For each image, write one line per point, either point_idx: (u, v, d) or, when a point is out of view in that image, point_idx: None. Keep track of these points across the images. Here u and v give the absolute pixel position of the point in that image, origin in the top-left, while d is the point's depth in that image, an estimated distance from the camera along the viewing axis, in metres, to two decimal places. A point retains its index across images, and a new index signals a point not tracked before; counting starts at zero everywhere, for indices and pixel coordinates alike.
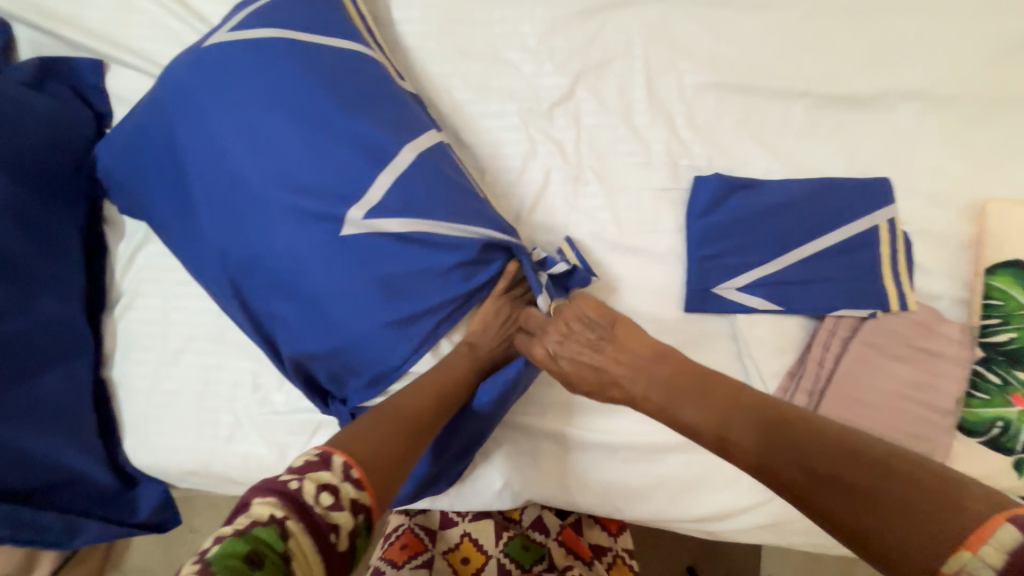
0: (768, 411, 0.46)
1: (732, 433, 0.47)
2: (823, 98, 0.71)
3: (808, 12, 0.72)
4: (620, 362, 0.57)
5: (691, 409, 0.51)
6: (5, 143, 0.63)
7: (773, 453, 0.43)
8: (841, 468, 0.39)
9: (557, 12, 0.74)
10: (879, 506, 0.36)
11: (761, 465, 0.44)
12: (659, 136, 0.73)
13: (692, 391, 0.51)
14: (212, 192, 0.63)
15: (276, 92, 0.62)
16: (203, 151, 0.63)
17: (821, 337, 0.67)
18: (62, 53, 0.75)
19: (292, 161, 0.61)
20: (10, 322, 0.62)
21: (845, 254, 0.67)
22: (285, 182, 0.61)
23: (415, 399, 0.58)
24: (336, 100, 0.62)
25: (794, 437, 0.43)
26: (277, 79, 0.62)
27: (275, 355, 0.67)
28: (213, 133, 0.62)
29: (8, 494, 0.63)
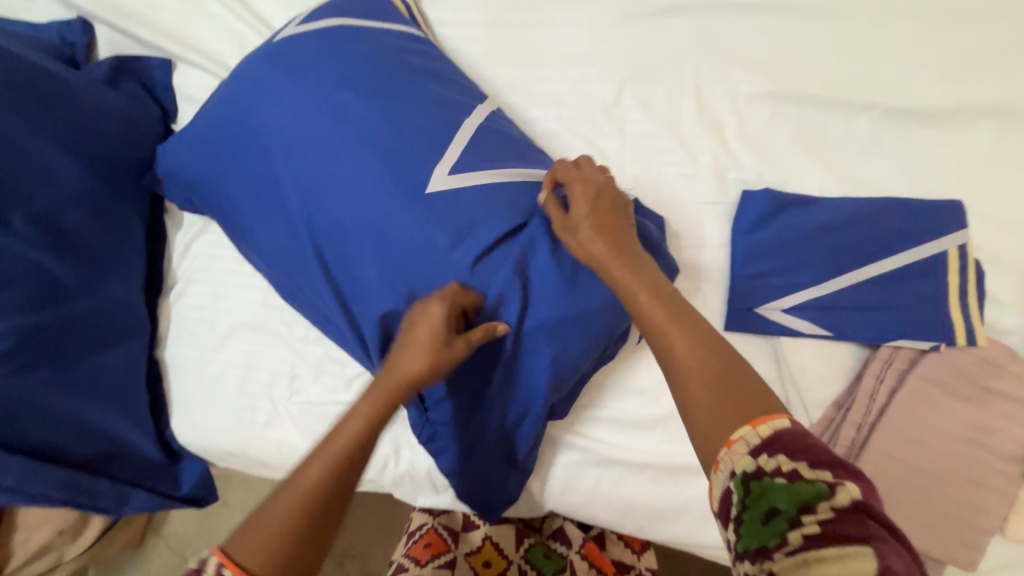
0: (714, 343, 0.43)
1: (674, 342, 0.44)
2: (890, 111, 0.67)
3: (877, 20, 0.68)
4: (609, 244, 0.52)
5: (655, 314, 0.46)
6: (82, 136, 0.68)
7: (702, 375, 0.41)
8: (731, 397, 0.40)
9: (607, 18, 0.72)
10: (735, 423, 0.39)
11: (684, 376, 0.42)
12: (707, 147, 0.70)
13: (669, 303, 0.46)
14: (285, 168, 0.63)
15: (348, 68, 0.64)
16: (280, 123, 0.63)
17: (874, 367, 0.62)
18: (136, 52, 0.80)
19: (370, 122, 0.61)
20: (79, 302, 0.67)
21: (905, 281, 0.62)
22: (364, 142, 0.61)
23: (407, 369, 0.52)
24: (405, 77, 0.64)
25: (725, 377, 0.41)
26: (342, 61, 0.64)
27: (351, 333, 0.62)
28: (289, 106, 0.63)
29: (66, 460, 0.68)
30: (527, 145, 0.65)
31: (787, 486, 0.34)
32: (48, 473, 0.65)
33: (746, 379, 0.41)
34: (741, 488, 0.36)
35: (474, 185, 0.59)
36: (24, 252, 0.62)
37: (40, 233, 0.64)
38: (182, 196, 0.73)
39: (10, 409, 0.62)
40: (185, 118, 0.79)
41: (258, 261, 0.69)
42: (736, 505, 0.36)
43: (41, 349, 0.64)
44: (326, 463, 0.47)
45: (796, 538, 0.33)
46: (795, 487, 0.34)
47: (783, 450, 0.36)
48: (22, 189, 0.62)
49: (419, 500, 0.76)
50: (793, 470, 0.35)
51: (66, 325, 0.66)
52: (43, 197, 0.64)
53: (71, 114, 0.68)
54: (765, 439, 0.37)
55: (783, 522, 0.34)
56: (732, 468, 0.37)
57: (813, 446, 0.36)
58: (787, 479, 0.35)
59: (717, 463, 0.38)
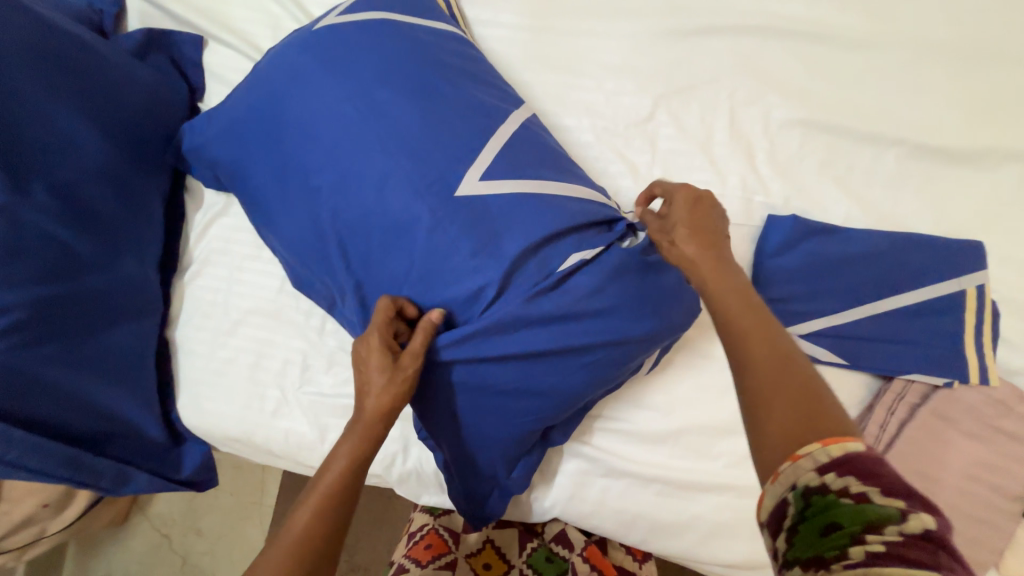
0: (798, 364, 0.42)
1: (758, 351, 0.42)
2: (918, 148, 0.68)
3: (911, 57, 0.69)
4: (714, 247, 0.50)
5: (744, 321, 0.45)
6: (109, 108, 0.67)
7: (785, 392, 0.40)
8: (800, 413, 0.39)
9: (646, 32, 0.72)
10: (805, 440, 0.37)
11: (760, 387, 0.41)
12: (736, 169, 0.71)
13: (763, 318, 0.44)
14: (314, 159, 0.62)
15: (388, 64, 0.63)
16: (313, 112, 0.62)
17: (886, 399, 0.64)
18: (166, 25, 0.79)
19: (406, 120, 0.61)
20: (93, 277, 0.66)
21: (922, 316, 0.64)
22: (398, 140, 0.60)
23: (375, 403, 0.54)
24: (445, 78, 0.64)
25: (810, 401, 0.39)
26: (380, 55, 0.63)
27: (364, 329, 0.62)
28: (325, 95, 0.62)
29: (69, 437, 0.66)
30: (561, 155, 0.65)
31: (853, 506, 0.34)
32: (51, 450, 0.63)
33: (826, 406, 0.39)
34: (799, 501, 0.36)
35: (505, 191, 0.59)
36: (41, 223, 0.60)
37: (59, 204, 0.62)
38: (205, 174, 0.73)
39: (16, 383, 0.60)
40: (212, 97, 0.78)
41: (281, 250, 0.68)
42: (792, 516, 0.36)
43: (50, 324, 0.62)
44: (313, 507, 0.50)
45: (858, 554, 0.32)
46: (861, 508, 0.33)
47: (856, 473, 0.35)
48: (44, 157, 0.60)
49: (423, 499, 0.76)
50: (860, 493, 0.34)
51: (78, 301, 0.64)
52: (66, 168, 0.62)
53: (99, 84, 0.66)
54: (833, 459, 0.35)
55: (845, 537, 0.33)
56: (791, 482, 0.37)
57: (887, 471, 0.35)
58: (850, 500, 0.34)
59: (776, 474, 0.38)
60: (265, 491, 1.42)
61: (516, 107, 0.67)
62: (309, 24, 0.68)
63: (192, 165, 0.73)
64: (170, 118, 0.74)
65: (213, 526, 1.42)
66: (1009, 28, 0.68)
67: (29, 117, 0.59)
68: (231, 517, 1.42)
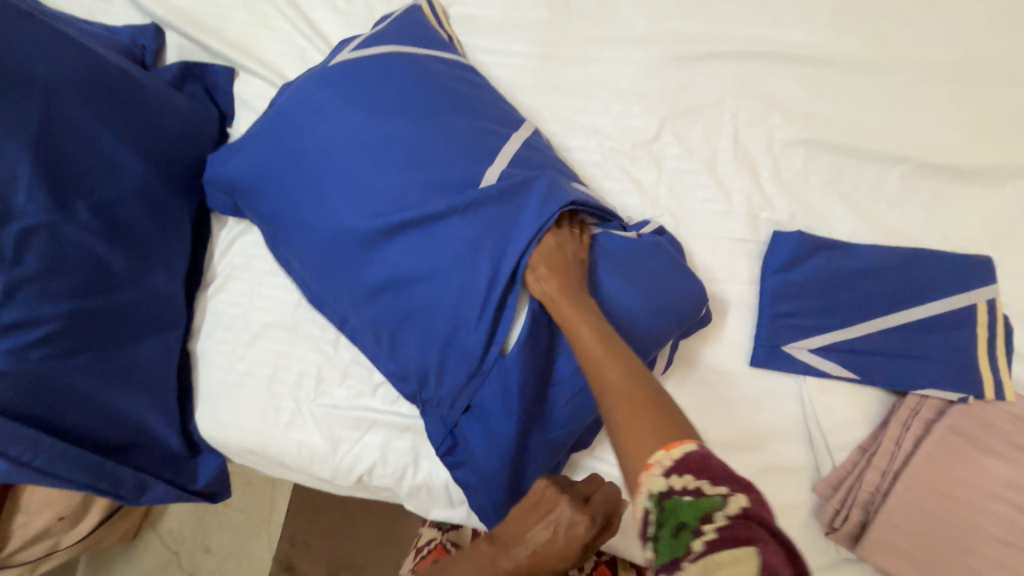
0: (642, 381, 0.49)
1: (607, 373, 0.50)
2: (923, 165, 0.69)
3: (911, 79, 0.71)
4: (569, 289, 0.57)
5: (595, 354, 0.52)
6: (145, 133, 0.71)
7: (632, 414, 0.46)
8: (650, 420, 0.45)
9: (651, 58, 0.76)
10: (654, 450, 0.43)
11: (620, 411, 0.47)
12: (742, 187, 0.72)
13: (609, 349, 0.52)
14: (333, 180, 0.65)
15: (398, 92, 0.67)
16: (326, 140, 0.66)
17: (901, 414, 0.63)
18: (201, 58, 0.85)
19: (414, 141, 0.64)
20: (125, 292, 0.69)
21: (934, 330, 0.63)
22: (408, 160, 0.64)
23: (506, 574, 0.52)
24: (454, 101, 0.67)
25: (650, 412, 0.46)
26: (386, 84, 0.67)
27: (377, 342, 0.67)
28: (335, 124, 0.66)
29: (92, 445, 0.68)
30: (567, 171, 0.68)
31: (693, 501, 0.39)
32: (76, 457, 0.65)
33: (670, 416, 0.45)
34: (659, 510, 0.40)
35: (512, 208, 0.61)
36: (83, 240, 0.64)
37: (99, 223, 0.66)
38: (224, 201, 0.77)
39: (49, 390, 0.63)
40: (242, 123, 0.83)
41: (299, 269, 0.71)
42: (654, 526, 0.40)
43: (82, 335, 0.65)
44: None
45: (698, 548, 0.38)
46: (708, 511, 0.39)
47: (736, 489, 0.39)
48: (87, 180, 0.65)
49: (432, 514, 0.76)
50: (728, 515, 0.39)
51: (109, 313, 0.67)
52: (107, 189, 0.67)
53: (140, 112, 0.71)
54: (674, 463, 0.41)
55: (689, 535, 0.39)
56: (648, 493, 0.41)
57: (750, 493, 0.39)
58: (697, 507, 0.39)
59: (639, 490, 0.42)
60: (274, 508, 1.42)
61: (527, 129, 0.70)
62: (327, 61, 0.73)
63: (215, 188, 0.77)
64: (202, 143, 0.79)
65: (221, 543, 1.42)
66: (1006, 51, 0.70)
67: (73, 142, 0.64)
68: (239, 534, 1.42)
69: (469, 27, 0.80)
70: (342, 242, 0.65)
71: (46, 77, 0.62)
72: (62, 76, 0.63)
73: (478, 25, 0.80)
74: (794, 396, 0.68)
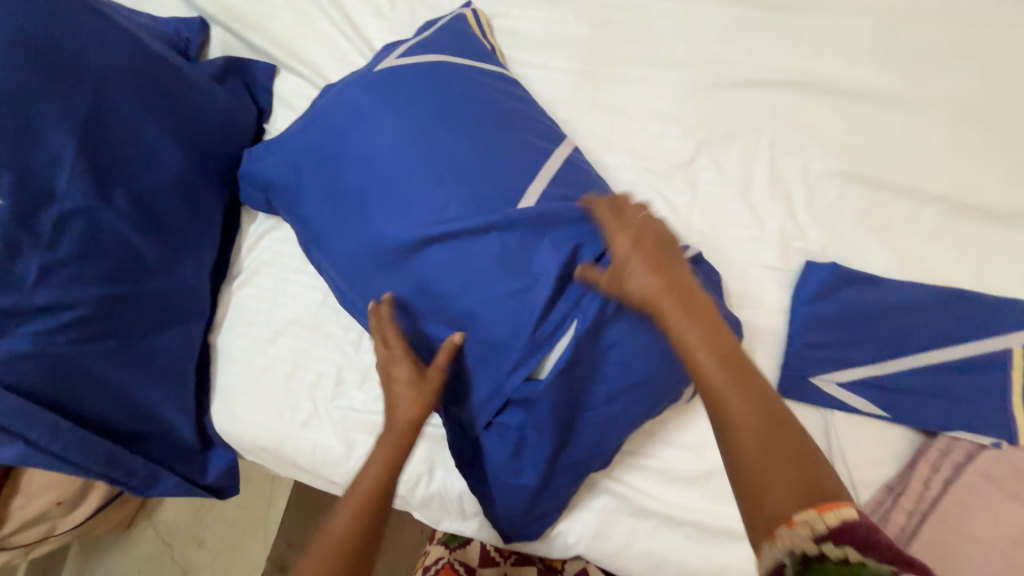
0: (780, 419, 0.46)
1: (732, 401, 0.46)
2: (960, 205, 0.69)
3: (950, 119, 0.71)
4: (675, 296, 0.52)
5: (716, 378, 0.48)
6: (187, 123, 0.71)
7: (766, 454, 0.44)
8: (790, 467, 0.43)
9: (691, 82, 0.76)
10: (796, 505, 0.41)
11: (750, 452, 0.44)
12: (775, 215, 0.72)
13: (739, 372, 0.48)
14: (373, 188, 0.65)
15: (445, 103, 0.67)
16: (369, 145, 0.67)
17: (928, 456, 0.62)
18: (244, 54, 0.86)
19: (459, 153, 0.64)
20: (155, 281, 0.69)
21: (968, 371, 0.63)
22: (450, 170, 0.64)
23: (407, 414, 0.60)
24: (499, 116, 0.68)
25: (789, 458, 0.44)
26: (434, 94, 0.68)
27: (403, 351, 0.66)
28: (380, 130, 0.67)
29: (109, 433, 0.67)
30: (604, 188, 0.68)
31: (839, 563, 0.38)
32: (94, 445, 0.64)
33: (811, 466, 0.44)
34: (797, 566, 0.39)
35: (551, 225, 0.61)
36: (119, 227, 0.64)
37: (135, 211, 0.66)
38: (259, 197, 0.77)
39: (73, 375, 0.62)
40: (280, 120, 0.83)
41: (331, 272, 0.71)
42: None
43: (110, 321, 0.65)
44: (352, 512, 0.56)
45: None
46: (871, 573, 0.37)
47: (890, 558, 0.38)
48: (128, 168, 0.65)
49: (443, 525, 0.75)
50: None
51: (138, 301, 0.67)
52: (146, 178, 0.67)
53: (185, 104, 0.71)
54: (829, 528, 0.40)
55: None
56: (789, 547, 0.40)
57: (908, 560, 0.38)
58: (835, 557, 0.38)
59: (773, 539, 0.41)
60: (271, 506, 1.40)
61: (566, 144, 0.70)
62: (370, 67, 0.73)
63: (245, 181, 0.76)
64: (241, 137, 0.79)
65: (216, 538, 1.40)
66: None
67: (117, 128, 0.64)
68: (235, 530, 1.40)
69: (511, 40, 0.81)
70: (380, 251, 0.65)
71: (97, 63, 0.62)
72: (112, 62, 0.63)
73: (520, 39, 0.81)
74: (820, 429, 0.67)
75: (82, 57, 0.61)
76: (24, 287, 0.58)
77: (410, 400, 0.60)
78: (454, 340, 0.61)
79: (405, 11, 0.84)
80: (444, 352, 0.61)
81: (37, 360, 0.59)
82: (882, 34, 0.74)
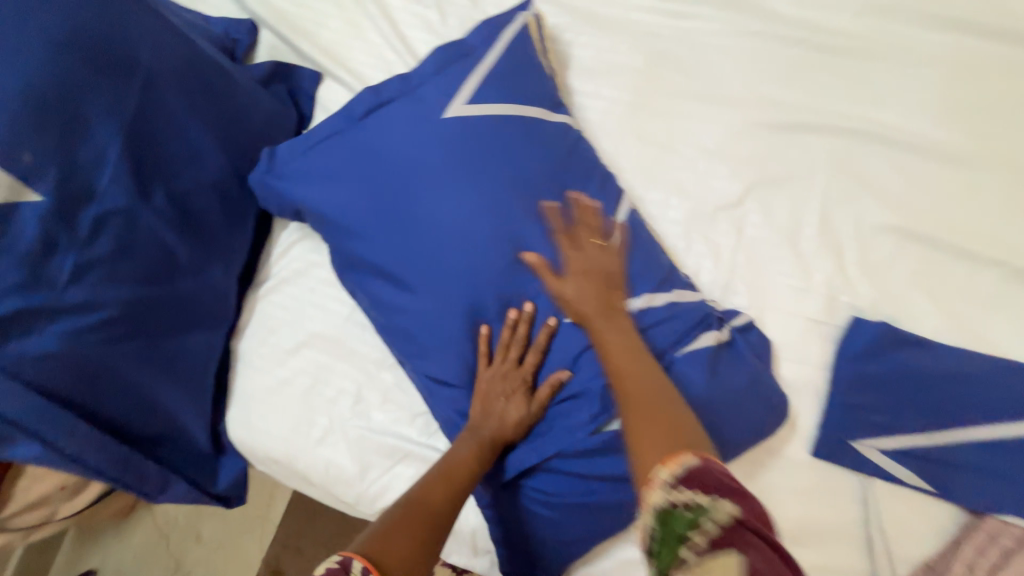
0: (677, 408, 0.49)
1: (627, 373, 0.52)
2: (1021, 273, 0.66)
3: (1017, 181, 0.68)
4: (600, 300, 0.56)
5: (624, 364, 0.53)
6: (229, 127, 0.70)
7: (646, 424, 0.47)
8: (660, 426, 0.47)
9: (744, 121, 0.74)
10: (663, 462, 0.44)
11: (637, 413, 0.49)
12: (824, 266, 0.70)
13: (634, 358, 0.53)
14: (426, 229, 0.63)
15: (503, 155, 0.63)
16: (425, 195, 0.63)
17: (976, 537, 0.59)
18: (290, 59, 0.85)
19: (515, 214, 0.62)
20: (185, 283, 0.67)
21: (1022, 452, 0.59)
22: (504, 234, 0.62)
23: (504, 420, 0.60)
24: (557, 171, 0.64)
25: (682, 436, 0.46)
26: (493, 145, 0.64)
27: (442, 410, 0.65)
28: (438, 181, 0.63)
29: (126, 435, 0.66)
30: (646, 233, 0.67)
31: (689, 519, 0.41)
32: (110, 448, 0.63)
33: (689, 434, 0.47)
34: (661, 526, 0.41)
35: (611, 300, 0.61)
36: (156, 228, 0.63)
37: (173, 212, 0.65)
38: (284, 207, 0.71)
39: (96, 376, 0.61)
40: None
41: (369, 307, 0.68)
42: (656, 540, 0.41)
43: (137, 322, 0.63)
44: (440, 491, 0.55)
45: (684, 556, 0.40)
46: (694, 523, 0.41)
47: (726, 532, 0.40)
48: (170, 168, 0.64)
49: (451, 557, 0.73)
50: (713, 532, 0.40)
51: (166, 303, 0.66)
52: (187, 179, 0.66)
53: (230, 107, 0.70)
54: (676, 479, 0.43)
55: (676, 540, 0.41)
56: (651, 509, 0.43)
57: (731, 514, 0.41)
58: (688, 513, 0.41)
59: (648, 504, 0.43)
60: (271, 506, 1.38)
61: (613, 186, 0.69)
62: (411, 83, 0.67)
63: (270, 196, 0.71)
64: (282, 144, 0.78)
65: (213, 533, 1.39)
66: None
67: (162, 129, 0.63)
68: (232, 527, 1.39)
69: (561, 64, 0.79)
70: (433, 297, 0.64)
71: (148, 62, 0.61)
72: (162, 63, 0.62)
73: (571, 64, 0.79)
74: (857, 496, 0.64)
75: (135, 56, 0.60)
76: (57, 286, 0.57)
77: (512, 420, 0.60)
78: (560, 377, 0.60)
79: (454, 25, 0.83)
80: (550, 384, 0.60)
81: (60, 360, 0.58)
82: (949, 87, 0.71)
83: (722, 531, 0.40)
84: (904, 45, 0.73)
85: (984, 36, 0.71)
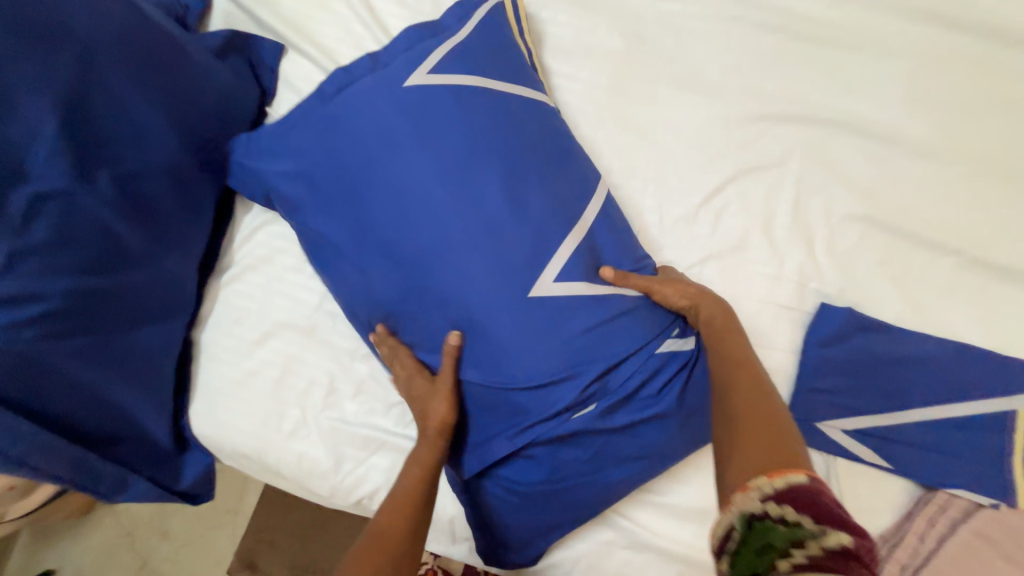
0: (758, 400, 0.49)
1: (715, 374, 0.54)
2: (976, 260, 0.69)
3: (975, 172, 0.70)
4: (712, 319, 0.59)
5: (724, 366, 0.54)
6: (181, 104, 0.65)
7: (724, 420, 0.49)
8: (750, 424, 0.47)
9: (722, 109, 0.74)
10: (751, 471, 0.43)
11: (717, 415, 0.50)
12: (795, 254, 0.71)
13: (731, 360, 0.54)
14: (407, 223, 0.61)
15: (464, 124, 0.61)
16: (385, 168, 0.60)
17: (928, 510, 0.63)
18: (248, 29, 0.79)
19: (477, 186, 0.60)
20: (136, 273, 0.63)
21: (972, 430, 0.63)
22: (467, 205, 0.59)
23: (436, 421, 0.60)
24: (523, 141, 0.62)
25: (765, 423, 0.47)
26: (454, 114, 0.61)
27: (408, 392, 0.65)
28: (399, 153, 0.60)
29: (76, 436, 0.62)
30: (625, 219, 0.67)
31: (788, 530, 0.38)
32: (58, 450, 0.59)
33: (778, 425, 0.47)
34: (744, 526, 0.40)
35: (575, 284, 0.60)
36: (101, 214, 0.58)
37: (121, 196, 0.60)
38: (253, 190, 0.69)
39: (39, 375, 0.57)
40: (284, 106, 0.77)
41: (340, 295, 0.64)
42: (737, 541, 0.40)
43: (84, 316, 0.59)
44: (391, 508, 0.55)
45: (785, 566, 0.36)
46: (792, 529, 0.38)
47: (802, 504, 0.39)
48: (115, 149, 0.59)
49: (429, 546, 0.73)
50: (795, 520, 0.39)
51: (116, 295, 0.61)
52: (134, 161, 0.61)
53: (181, 82, 0.64)
54: (776, 491, 0.40)
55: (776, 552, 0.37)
56: (738, 509, 0.41)
57: (822, 504, 0.39)
58: (785, 523, 0.38)
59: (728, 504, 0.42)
60: (242, 499, 1.35)
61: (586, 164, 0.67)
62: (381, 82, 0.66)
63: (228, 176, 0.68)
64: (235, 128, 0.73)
65: (181, 528, 1.35)
66: None
67: (105, 106, 0.57)
68: (201, 522, 1.35)
69: (539, 44, 0.77)
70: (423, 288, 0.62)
71: (85, 30, 0.55)
72: (101, 32, 0.56)
73: (549, 44, 0.77)
74: (820, 473, 0.67)
75: (67, 23, 0.54)
76: None
77: (440, 419, 0.60)
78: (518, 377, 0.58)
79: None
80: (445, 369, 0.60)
81: None
82: (916, 79, 0.73)
83: (798, 496, 0.40)
84: (875, 35, 0.74)
85: (951, 29, 0.73)
